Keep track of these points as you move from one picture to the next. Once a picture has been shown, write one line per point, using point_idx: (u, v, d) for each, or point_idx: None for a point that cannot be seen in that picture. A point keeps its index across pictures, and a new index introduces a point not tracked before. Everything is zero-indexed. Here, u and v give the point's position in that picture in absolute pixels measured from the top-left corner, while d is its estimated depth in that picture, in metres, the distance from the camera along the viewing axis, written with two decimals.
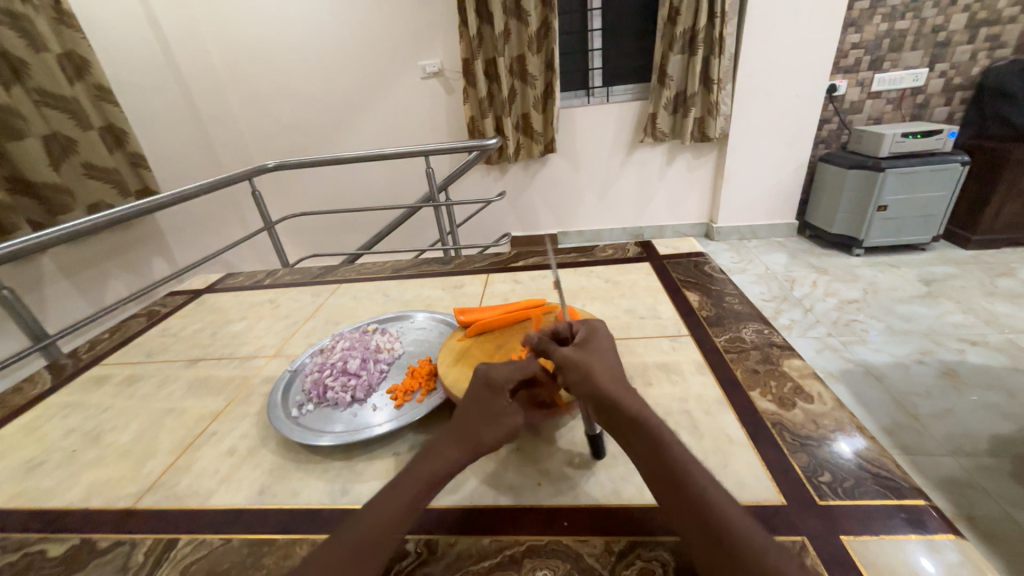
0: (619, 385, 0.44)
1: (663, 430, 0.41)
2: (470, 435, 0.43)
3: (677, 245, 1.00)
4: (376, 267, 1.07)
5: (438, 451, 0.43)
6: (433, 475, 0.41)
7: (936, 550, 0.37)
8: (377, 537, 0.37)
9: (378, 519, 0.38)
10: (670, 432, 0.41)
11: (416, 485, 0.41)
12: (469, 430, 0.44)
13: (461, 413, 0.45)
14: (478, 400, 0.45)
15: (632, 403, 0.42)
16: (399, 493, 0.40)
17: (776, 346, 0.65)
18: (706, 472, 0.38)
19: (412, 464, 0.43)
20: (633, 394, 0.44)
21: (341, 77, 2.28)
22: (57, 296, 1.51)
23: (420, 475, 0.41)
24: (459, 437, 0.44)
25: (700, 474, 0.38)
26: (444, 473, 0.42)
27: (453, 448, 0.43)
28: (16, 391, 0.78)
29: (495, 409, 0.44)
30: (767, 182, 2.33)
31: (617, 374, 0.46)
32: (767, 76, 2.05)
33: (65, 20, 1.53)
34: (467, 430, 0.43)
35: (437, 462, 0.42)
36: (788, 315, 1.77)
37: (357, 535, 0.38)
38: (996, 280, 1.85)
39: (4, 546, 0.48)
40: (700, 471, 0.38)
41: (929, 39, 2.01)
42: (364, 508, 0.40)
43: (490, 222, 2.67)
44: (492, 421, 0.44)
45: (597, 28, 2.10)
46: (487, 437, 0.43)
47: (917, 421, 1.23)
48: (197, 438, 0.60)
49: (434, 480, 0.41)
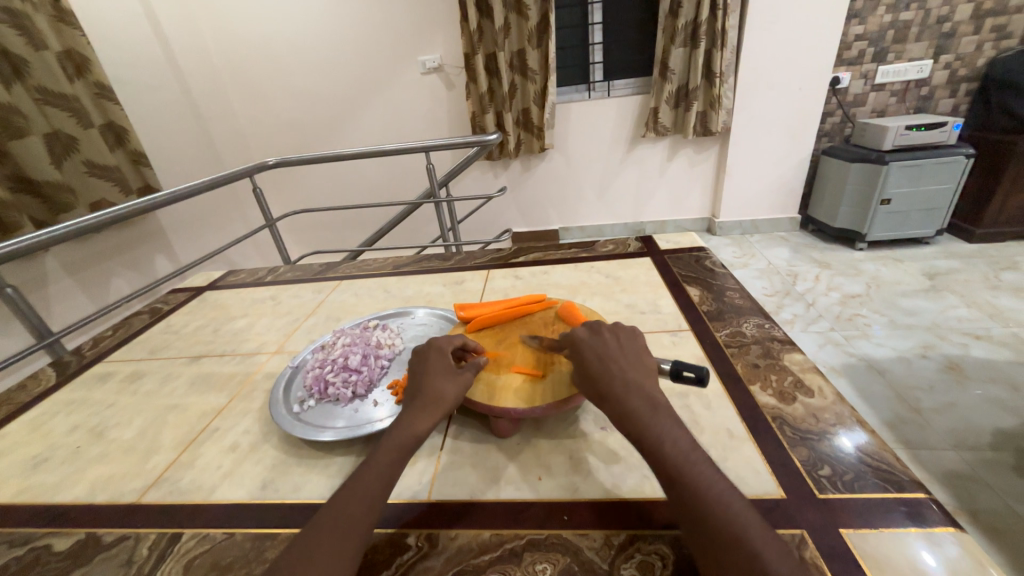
0: (592, 354, 0.48)
1: (637, 401, 0.43)
2: (435, 399, 0.48)
3: (678, 240, 0.99)
4: (376, 264, 1.07)
5: (407, 419, 0.46)
6: (405, 440, 0.45)
7: (936, 543, 0.37)
8: (357, 502, 0.40)
9: (358, 488, 0.41)
10: (645, 402, 0.43)
11: (389, 453, 0.44)
12: (430, 395, 0.48)
13: (418, 380, 0.50)
14: (434, 368, 0.51)
15: (599, 369, 0.46)
16: (376, 462, 0.43)
17: (777, 340, 0.65)
18: (687, 444, 0.40)
19: (387, 441, 0.45)
20: (625, 366, 0.46)
21: (341, 73, 2.27)
22: (62, 293, 1.52)
23: (392, 443, 0.44)
24: (423, 401, 0.48)
25: (678, 446, 0.39)
26: (413, 438, 0.45)
27: (419, 413, 0.47)
28: (21, 388, 0.78)
29: (448, 370, 0.51)
30: (770, 176, 2.31)
31: (605, 348, 0.48)
32: (770, 69, 2.03)
33: (65, 18, 1.52)
34: (430, 394, 0.48)
35: (407, 429, 0.45)
36: (790, 310, 1.77)
37: (337, 505, 0.40)
38: (1001, 274, 1.83)
39: (11, 540, 0.49)
40: (682, 443, 0.40)
41: (934, 31, 1.98)
42: (342, 488, 0.41)
43: (490, 218, 2.67)
44: (450, 381, 0.50)
45: (598, 21, 2.08)
46: (446, 393, 0.48)
47: (919, 415, 1.23)
48: (200, 434, 0.61)
49: (405, 446, 0.44)
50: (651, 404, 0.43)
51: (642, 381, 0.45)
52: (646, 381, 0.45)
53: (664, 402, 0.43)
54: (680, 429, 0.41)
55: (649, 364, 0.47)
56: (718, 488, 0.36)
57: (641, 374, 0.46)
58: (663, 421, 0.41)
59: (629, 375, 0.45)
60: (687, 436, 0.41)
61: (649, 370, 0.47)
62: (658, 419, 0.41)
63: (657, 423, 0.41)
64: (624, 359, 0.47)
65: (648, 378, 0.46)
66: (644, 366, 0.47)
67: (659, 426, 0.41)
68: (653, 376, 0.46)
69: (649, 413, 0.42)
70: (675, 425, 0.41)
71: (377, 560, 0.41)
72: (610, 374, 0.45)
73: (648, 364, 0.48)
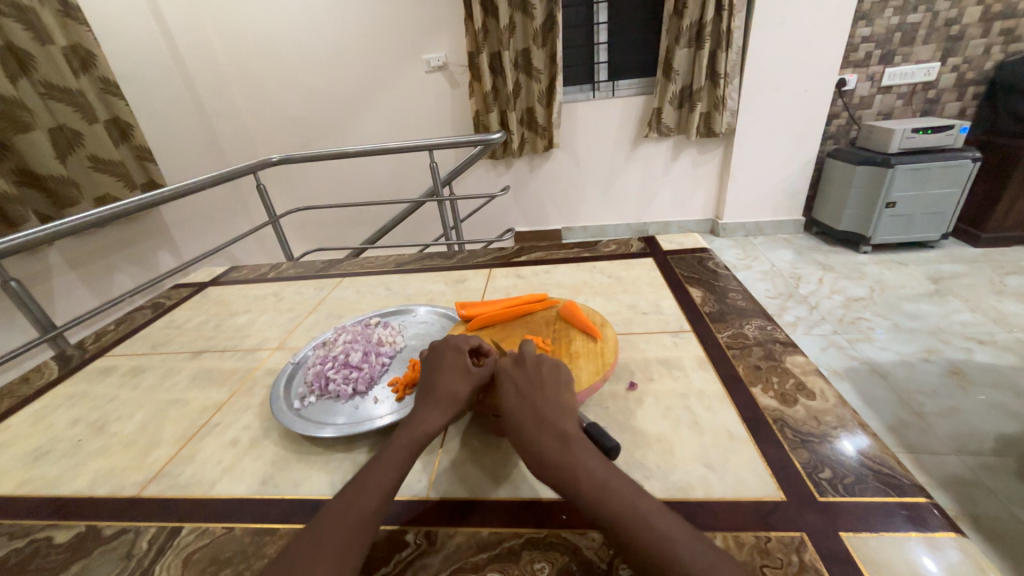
0: (507, 389, 0.47)
1: (548, 442, 0.41)
2: (448, 397, 0.48)
3: (681, 241, 0.99)
4: (378, 261, 1.07)
5: (420, 417, 0.47)
6: (416, 438, 0.45)
7: (937, 548, 0.37)
8: (366, 496, 0.40)
9: (369, 481, 0.41)
10: (556, 439, 0.41)
11: (402, 449, 0.44)
12: (445, 393, 0.49)
13: (433, 379, 0.51)
14: (448, 367, 0.51)
15: (513, 407, 0.45)
16: (388, 458, 0.43)
17: (779, 342, 0.64)
18: (606, 476, 0.38)
19: (399, 437, 0.45)
20: (540, 398, 0.45)
21: (345, 70, 2.27)
22: (66, 288, 1.53)
23: (404, 439, 0.45)
24: (436, 399, 0.48)
25: (596, 483, 0.37)
26: (424, 436, 0.45)
27: (432, 412, 0.47)
28: (24, 381, 0.79)
29: (462, 368, 0.51)
30: (774, 178, 2.30)
31: (521, 381, 0.47)
32: (776, 70, 2.02)
33: (72, 13, 1.53)
34: (444, 392, 0.49)
35: (418, 427, 0.46)
36: (793, 313, 1.76)
37: (345, 500, 0.40)
38: (1006, 279, 1.82)
39: (12, 532, 0.49)
40: (602, 478, 0.37)
41: (942, 33, 1.97)
42: (349, 484, 0.42)
43: (494, 217, 2.67)
44: (463, 380, 0.50)
45: (603, 21, 2.08)
46: (459, 393, 0.49)
47: (921, 420, 1.22)
48: (201, 429, 0.61)
49: (416, 444, 0.45)
50: (562, 441, 0.41)
51: (558, 414, 0.43)
52: (559, 415, 0.43)
53: (576, 436, 0.41)
54: (603, 462, 0.39)
55: (569, 397, 0.46)
56: (650, 520, 0.34)
57: (559, 408, 0.44)
58: (579, 454, 0.39)
59: (540, 410, 0.44)
60: (612, 468, 0.39)
61: (566, 402, 0.45)
62: (572, 454, 0.39)
63: (572, 459, 0.39)
64: (541, 393, 0.46)
65: (564, 412, 0.44)
66: (561, 398, 0.45)
67: (573, 462, 0.39)
68: (573, 412, 0.44)
69: (563, 450, 0.40)
70: (594, 458, 0.39)
71: (376, 556, 0.41)
72: (525, 411, 0.44)
73: (568, 395, 0.46)
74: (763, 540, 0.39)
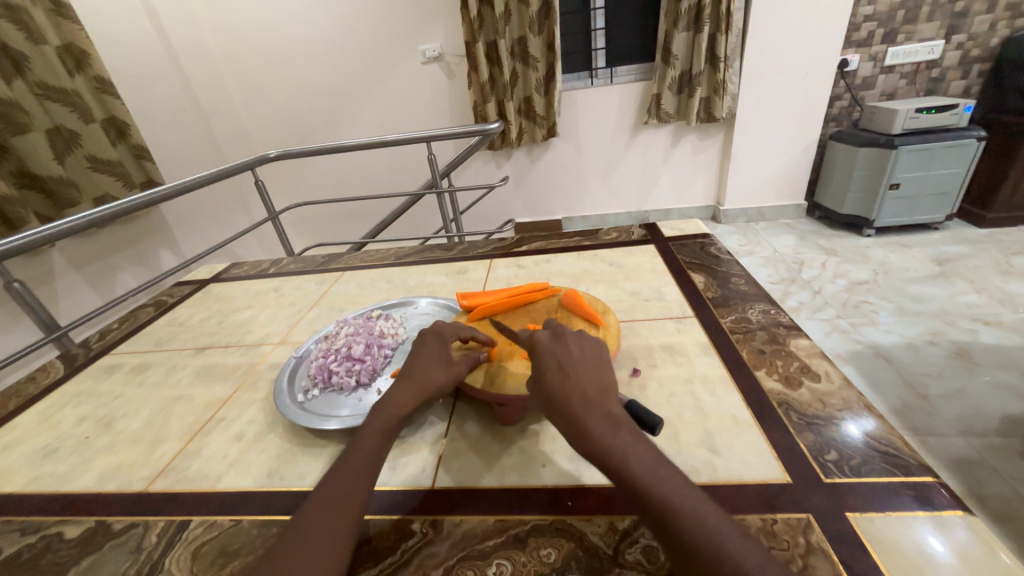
0: (550, 366, 0.46)
1: (596, 419, 0.40)
2: (421, 379, 0.49)
3: (682, 226, 0.98)
4: (379, 255, 1.07)
5: (391, 397, 0.48)
6: (388, 422, 0.45)
7: (944, 527, 0.37)
8: (347, 485, 0.40)
9: (345, 471, 0.41)
10: (603, 417, 0.40)
11: (375, 434, 0.44)
12: (417, 375, 0.50)
13: (411, 362, 0.52)
14: (428, 353, 0.52)
15: (556, 381, 0.44)
16: (362, 444, 0.43)
17: (782, 326, 0.64)
18: (653, 458, 0.37)
19: (372, 421, 0.45)
20: (584, 377, 0.44)
21: (340, 61, 2.24)
22: (68, 288, 1.53)
23: (376, 424, 0.45)
24: (411, 382, 0.49)
25: (644, 464, 0.37)
26: (398, 418, 0.46)
27: (406, 393, 0.48)
28: (30, 380, 0.79)
29: (443, 356, 0.52)
30: (775, 163, 2.28)
31: (563, 358, 0.46)
32: (777, 52, 1.99)
33: (63, 12, 1.51)
34: (418, 374, 0.50)
35: (391, 410, 0.46)
36: (796, 298, 1.75)
37: (328, 491, 0.40)
38: (1011, 259, 1.81)
39: (23, 529, 0.50)
40: (648, 459, 0.37)
41: (946, 9, 1.93)
42: (329, 472, 0.42)
43: (494, 208, 2.66)
44: (440, 365, 0.51)
45: (601, 6, 2.04)
46: (433, 377, 0.49)
47: (927, 402, 1.22)
48: (207, 424, 0.61)
49: (390, 427, 0.45)
50: (609, 419, 0.40)
51: (601, 393, 0.43)
52: (604, 393, 0.43)
53: (621, 414, 0.41)
54: (646, 441, 0.39)
55: (608, 376, 0.45)
56: (690, 501, 0.34)
57: (599, 386, 0.44)
58: (626, 435, 0.39)
59: (587, 387, 0.43)
60: (653, 450, 0.38)
61: (609, 383, 0.44)
62: (621, 433, 0.39)
63: (619, 440, 0.38)
64: (584, 370, 0.45)
65: (607, 391, 0.43)
66: (604, 378, 0.45)
67: (620, 441, 0.38)
68: (612, 389, 0.44)
69: (611, 429, 0.39)
70: (638, 438, 0.39)
71: (382, 545, 0.42)
72: (569, 386, 0.43)
73: (608, 374, 0.46)
74: (769, 522, 0.39)
